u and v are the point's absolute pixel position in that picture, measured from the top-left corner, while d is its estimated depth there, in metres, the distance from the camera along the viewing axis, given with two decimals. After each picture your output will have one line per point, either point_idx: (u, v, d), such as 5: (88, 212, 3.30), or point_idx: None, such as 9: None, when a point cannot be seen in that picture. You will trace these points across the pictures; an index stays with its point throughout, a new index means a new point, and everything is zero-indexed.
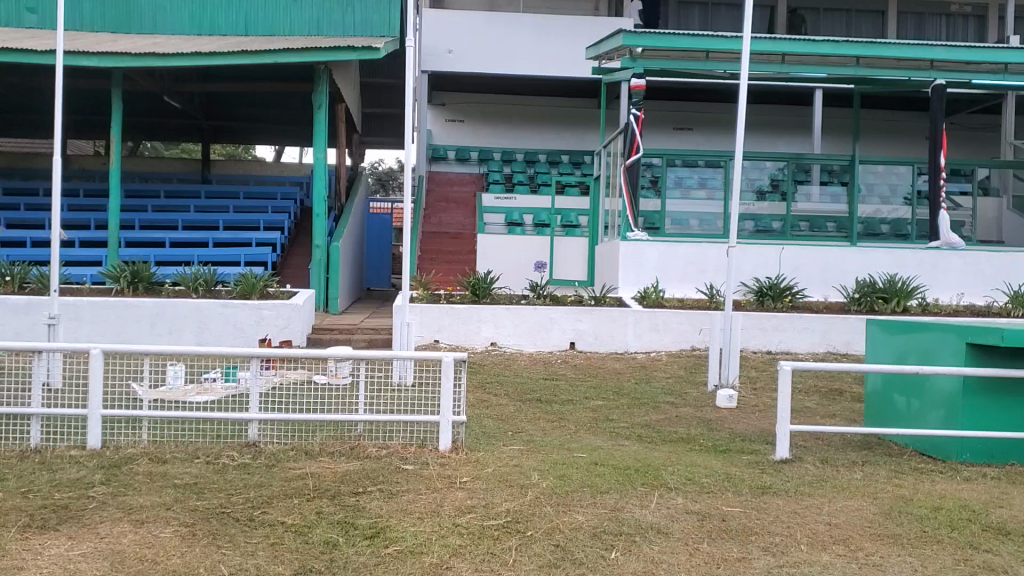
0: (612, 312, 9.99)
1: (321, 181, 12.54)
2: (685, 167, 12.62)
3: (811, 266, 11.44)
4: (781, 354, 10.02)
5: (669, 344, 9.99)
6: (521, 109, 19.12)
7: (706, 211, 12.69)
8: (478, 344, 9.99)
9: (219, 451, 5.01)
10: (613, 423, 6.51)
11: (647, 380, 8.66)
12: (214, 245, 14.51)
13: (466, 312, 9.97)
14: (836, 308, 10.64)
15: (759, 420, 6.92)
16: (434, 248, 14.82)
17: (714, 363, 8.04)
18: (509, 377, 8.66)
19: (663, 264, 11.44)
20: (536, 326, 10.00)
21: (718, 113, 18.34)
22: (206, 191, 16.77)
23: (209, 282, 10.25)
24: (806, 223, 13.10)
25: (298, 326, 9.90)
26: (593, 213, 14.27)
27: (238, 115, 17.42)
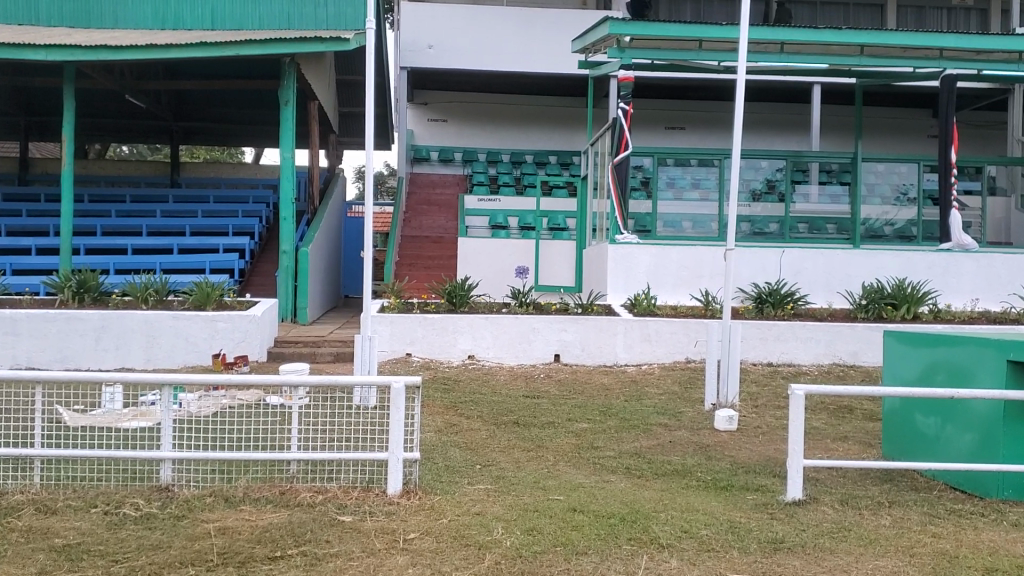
0: (600, 321, 9.18)
1: (290, 183, 11.75)
2: (676, 166, 11.86)
3: (813, 271, 10.63)
4: (783, 366, 9.23)
5: (661, 356, 9.18)
6: (508, 108, 18.29)
7: (699, 213, 11.88)
8: (454, 357, 9.17)
9: (122, 498, 4.18)
10: (598, 452, 5.70)
11: (638, 397, 7.85)
12: (179, 252, 13.68)
13: (442, 323, 9.15)
14: (842, 317, 9.86)
15: (764, 447, 6.11)
16: (413, 254, 14.04)
17: (713, 375, 7.19)
18: (486, 396, 7.82)
19: (655, 269, 10.63)
20: (517, 337, 9.19)
21: (712, 111, 17.58)
22: (174, 195, 15.95)
23: (160, 292, 9.40)
24: (805, 225, 12.33)
25: (255, 340, 9.10)
26: (580, 216, 13.45)
27: (209, 115, 16.59)
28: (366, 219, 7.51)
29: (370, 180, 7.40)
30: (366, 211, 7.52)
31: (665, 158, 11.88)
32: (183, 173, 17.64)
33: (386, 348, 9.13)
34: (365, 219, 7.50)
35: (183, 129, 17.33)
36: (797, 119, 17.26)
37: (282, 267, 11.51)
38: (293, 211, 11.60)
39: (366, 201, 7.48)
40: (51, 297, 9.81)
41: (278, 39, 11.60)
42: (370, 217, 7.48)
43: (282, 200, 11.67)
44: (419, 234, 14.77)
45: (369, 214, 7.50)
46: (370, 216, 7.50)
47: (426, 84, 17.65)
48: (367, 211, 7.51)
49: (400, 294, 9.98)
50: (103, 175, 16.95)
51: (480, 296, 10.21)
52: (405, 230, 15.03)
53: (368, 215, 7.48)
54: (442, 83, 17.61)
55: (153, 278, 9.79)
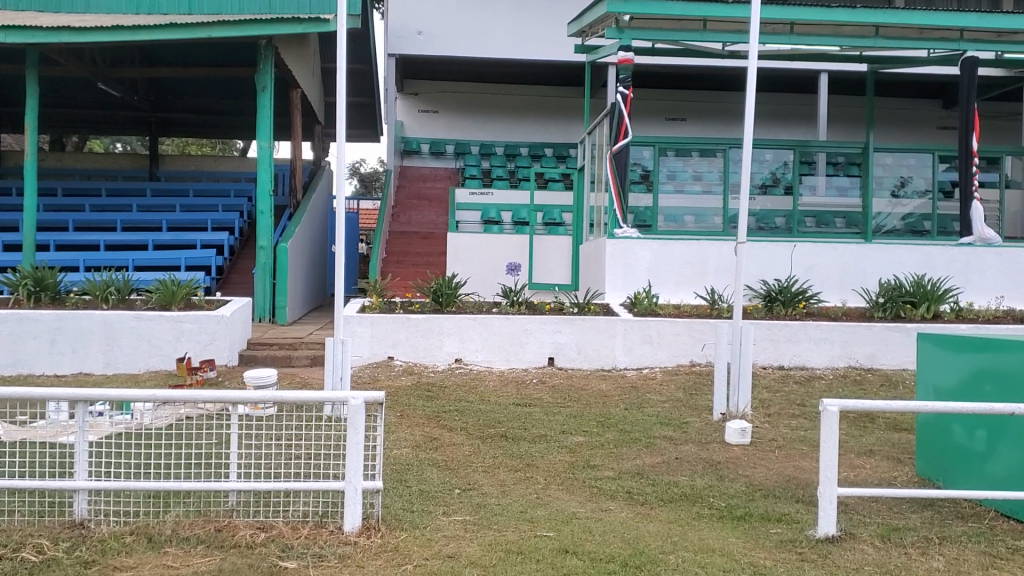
0: (597, 322, 8.48)
1: (267, 175, 11.06)
2: (677, 158, 11.18)
3: (826, 267, 9.92)
4: (797, 370, 8.56)
5: (664, 359, 8.49)
6: (501, 99, 17.58)
7: (702, 207, 11.21)
8: (440, 361, 8.47)
9: (25, 538, 3.48)
10: (594, 472, 5.02)
11: (639, 406, 7.16)
12: (154, 248, 12.97)
13: (426, 324, 8.45)
14: (857, 316, 9.20)
15: (783, 467, 5.42)
16: (401, 250, 13.38)
17: (723, 381, 6.49)
18: (473, 404, 7.12)
19: (656, 265, 9.94)
20: (509, 339, 8.50)
21: (714, 101, 16.88)
22: (152, 189, 15.24)
23: (122, 290, 8.68)
24: (813, 219, 11.68)
25: (223, 343, 8.40)
26: (576, 211, 12.75)
27: (189, 105, 15.87)
28: (337, 208, 6.67)
29: (340, 165, 6.61)
30: (336, 199, 6.68)
31: (666, 148, 11.19)
32: (163, 166, 16.92)
33: (367, 351, 8.44)
34: (336, 208, 6.68)
35: (162, 120, 16.61)
36: (803, 110, 16.57)
37: (259, 264, 10.83)
38: (271, 204, 10.92)
39: (338, 189, 6.66)
40: (6, 295, 9.09)
41: (252, 21, 10.85)
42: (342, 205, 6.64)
43: (259, 193, 10.98)
44: (407, 229, 14.14)
45: (339, 203, 6.66)
46: (341, 205, 6.67)
47: (416, 73, 16.94)
48: (338, 199, 6.66)
49: (382, 293, 9.29)
50: (78, 168, 16.22)
51: (468, 294, 9.51)
52: (393, 225, 14.35)
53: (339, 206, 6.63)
54: (433, 73, 16.91)
55: (115, 276, 9.07)
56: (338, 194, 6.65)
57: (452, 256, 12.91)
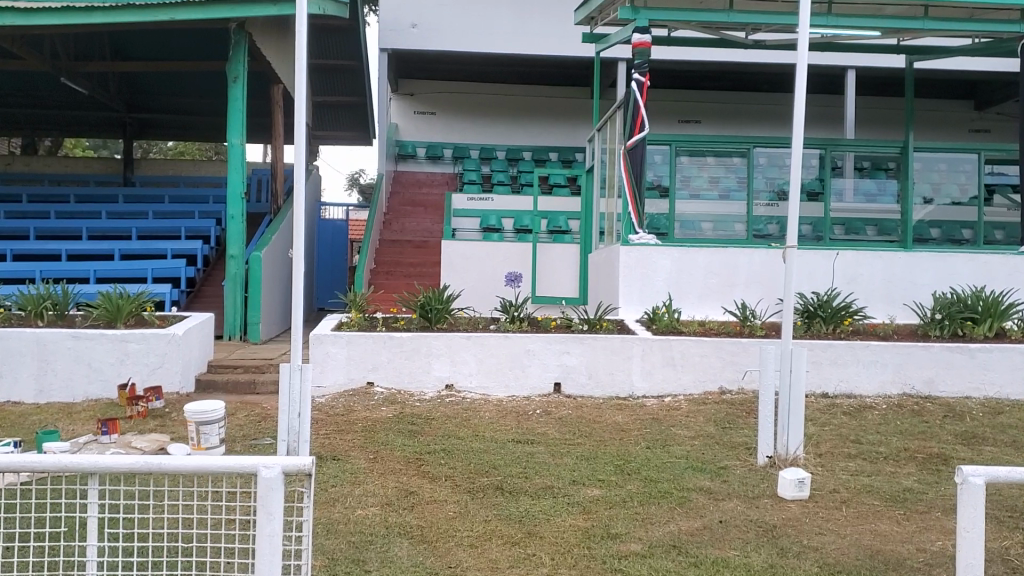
0: (611, 341, 7.29)
1: (239, 175, 9.95)
2: (695, 157, 10.01)
3: (870, 279, 8.70)
4: (844, 399, 7.35)
5: (688, 386, 7.30)
6: (501, 100, 16.43)
7: (722, 213, 10.00)
8: (428, 388, 7.26)
9: None
10: (616, 545, 3.83)
11: (664, 444, 5.97)
12: (119, 257, 11.81)
13: (411, 344, 7.24)
14: (909, 334, 7.99)
15: (856, 532, 4.22)
16: (392, 260, 12.23)
17: (770, 418, 5.29)
18: (464, 442, 5.91)
19: (677, 276, 8.73)
20: (508, 362, 7.30)
21: (731, 102, 15.76)
22: (125, 195, 14.11)
23: (60, 304, 7.49)
24: (842, 228, 10.41)
25: (175, 366, 7.21)
26: (584, 217, 11.56)
27: (165, 104, 14.73)
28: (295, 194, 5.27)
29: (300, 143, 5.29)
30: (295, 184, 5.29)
31: (683, 147, 10.03)
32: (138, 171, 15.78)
33: (343, 377, 7.25)
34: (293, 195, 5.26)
35: (139, 121, 15.47)
36: (827, 110, 15.44)
37: (229, 275, 9.70)
38: (242, 208, 9.81)
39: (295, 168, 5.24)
40: None
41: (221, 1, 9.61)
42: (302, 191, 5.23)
43: (230, 195, 9.83)
44: (399, 238, 12.99)
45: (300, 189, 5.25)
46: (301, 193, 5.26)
47: (411, 71, 15.79)
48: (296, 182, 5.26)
49: (365, 307, 8.10)
50: (47, 173, 15.08)
51: (463, 309, 8.32)
52: (383, 233, 13.21)
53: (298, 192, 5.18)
54: (429, 71, 15.77)
55: (55, 288, 7.87)
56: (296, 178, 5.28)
57: (446, 267, 11.70)
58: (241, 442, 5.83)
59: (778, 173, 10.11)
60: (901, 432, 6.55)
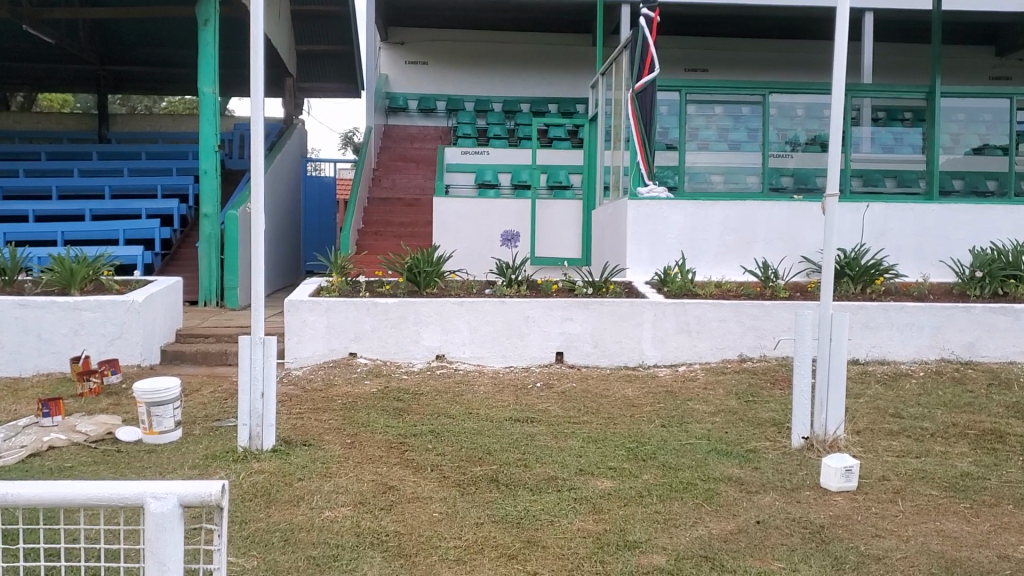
0: (619, 306, 6.59)
1: (212, 127, 9.15)
2: (706, 104, 9.19)
3: (901, 233, 7.95)
4: (877, 366, 6.66)
5: (705, 354, 6.62)
6: (497, 49, 15.53)
7: (732, 164, 9.21)
8: (416, 359, 6.57)
9: None
10: (636, 560, 3.13)
11: (681, 422, 5.28)
12: (90, 218, 11.05)
13: (397, 311, 6.52)
14: (946, 294, 7.28)
15: (920, 534, 3.52)
16: (382, 220, 11.52)
17: (806, 394, 4.59)
18: (456, 422, 5.22)
19: (691, 233, 7.98)
20: (505, 330, 6.59)
21: (741, 49, 14.93)
22: (99, 152, 13.30)
23: (6, 269, 6.73)
24: (860, 179, 9.57)
25: (134, 336, 6.50)
26: (586, 172, 10.78)
27: (140, 55, 13.85)
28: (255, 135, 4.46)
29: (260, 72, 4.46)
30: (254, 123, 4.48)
31: (692, 95, 9.20)
32: (115, 127, 14.94)
33: (321, 347, 6.52)
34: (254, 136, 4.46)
35: (113, 74, 14.58)
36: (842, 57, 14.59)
37: (203, 236, 9.02)
38: (215, 163, 9.04)
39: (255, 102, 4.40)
40: None
41: None
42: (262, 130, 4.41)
43: (203, 149, 9.06)
44: (389, 196, 12.22)
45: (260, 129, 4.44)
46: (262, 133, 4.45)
47: (401, 19, 14.88)
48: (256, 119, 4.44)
49: (347, 271, 7.35)
50: (17, 130, 14.25)
51: (455, 271, 7.58)
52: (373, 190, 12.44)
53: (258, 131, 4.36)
54: (421, 18, 14.85)
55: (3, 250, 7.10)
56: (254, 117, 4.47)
57: (438, 226, 10.96)
58: (202, 424, 5.13)
59: (790, 124, 9.30)
60: (944, 403, 5.84)
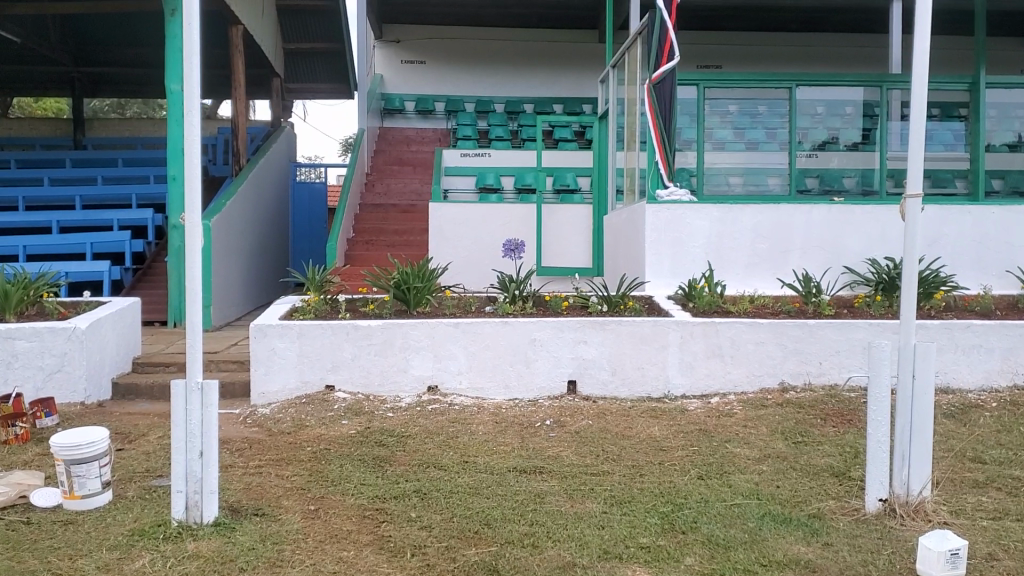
0: (640, 327, 5.68)
1: (181, 129, 8.28)
2: (726, 99, 8.25)
3: (956, 239, 7.04)
4: (942, 395, 5.72)
5: (740, 382, 5.70)
6: (498, 46, 14.62)
7: (754, 164, 8.26)
8: (405, 391, 5.65)
9: None
10: None
11: (722, 473, 4.36)
12: (57, 229, 10.16)
13: (381, 335, 5.61)
14: (1016, 309, 6.33)
15: None
16: (374, 228, 10.63)
17: (884, 445, 3.66)
18: (449, 475, 4.30)
19: (717, 241, 7.07)
20: (509, 356, 5.67)
21: (756, 44, 14.03)
22: (73, 159, 12.44)
23: None
24: (893, 181, 8.44)
25: (77, 369, 5.58)
26: (596, 173, 9.87)
27: (117, 56, 12.98)
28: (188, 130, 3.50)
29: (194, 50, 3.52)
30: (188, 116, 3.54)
31: (711, 89, 8.26)
32: (92, 133, 14.09)
33: (294, 380, 5.61)
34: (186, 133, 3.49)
35: (90, 77, 13.73)
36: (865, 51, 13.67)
37: (173, 250, 8.13)
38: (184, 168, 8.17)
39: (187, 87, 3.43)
40: None
41: None
42: (198, 121, 3.46)
43: (171, 152, 8.18)
44: (382, 202, 11.34)
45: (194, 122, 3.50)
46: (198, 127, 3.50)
47: (396, 15, 13.97)
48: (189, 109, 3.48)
49: (327, 287, 6.43)
50: None
51: (450, 288, 6.66)
52: (365, 197, 11.55)
53: (191, 124, 3.40)
54: (417, 14, 13.96)
55: None
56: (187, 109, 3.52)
57: (435, 235, 10.05)
58: (137, 483, 4.21)
59: (811, 123, 8.32)
60: None
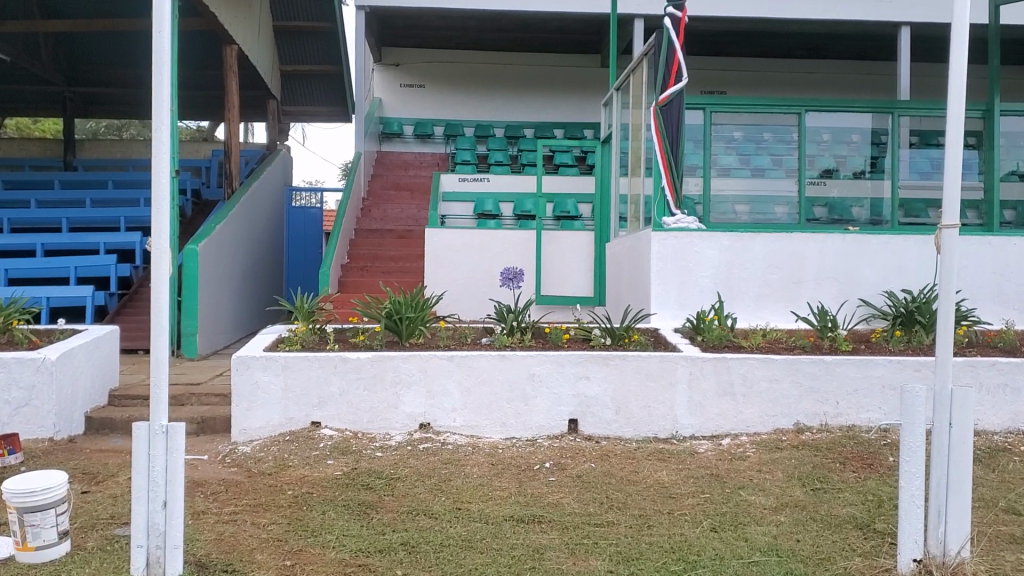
0: (647, 362, 5.34)
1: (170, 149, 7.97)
2: (732, 125, 7.93)
3: (978, 272, 6.72)
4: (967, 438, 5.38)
5: (753, 422, 5.37)
6: (498, 70, 14.39)
7: (760, 192, 7.96)
8: (395, 428, 5.31)
9: None
10: None
11: (737, 524, 4.01)
12: (42, 252, 9.85)
13: (371, 369, 5.27)
14: None
15: None
16: (369, 254, 10.32)
17: (918, 500, 3.31)
18: (440, 524, 3.95)
19: (726, 270, 6.76)
20: (508, 391, 5.34)
21: (761, 70, 13.80)
22: (62, 180, 12.15)
23: None
24: (905, 210, 8.15)
25: (46, 403, 5.25)
26: (598, 198, 9.58)
27: (110, 76, 12.73)
28: (158, 149, 3.25)
29: (168, 63, 3.28)
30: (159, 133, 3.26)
31: (717, 114, 7.96)
32: (84, 154, 13.82)
33: (277, 416, 5.27)
34: (157, 151, 3.24)
35: (83, 97, 13.48)
36: None
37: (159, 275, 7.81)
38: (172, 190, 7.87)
39: (159, 102, 3.21)
40: None
41: None
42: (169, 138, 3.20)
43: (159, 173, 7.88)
44: (378, 228, 11.04)
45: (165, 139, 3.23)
46: (168, 146, 3.23)
47: (395, 38, 13.76)
48: (160, 126, 3.24)
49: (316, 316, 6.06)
50: None
51: (445, 318, 6.32)
52: (360, 222, 11.26)
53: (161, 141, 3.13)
54: (416, 37, 13.75)
55: None
56: (157, 128, 3.27)
57: (432, 262, 9.74)
58: (100, 532, 3.86)
59: (817, 150, 7.98)
60: None
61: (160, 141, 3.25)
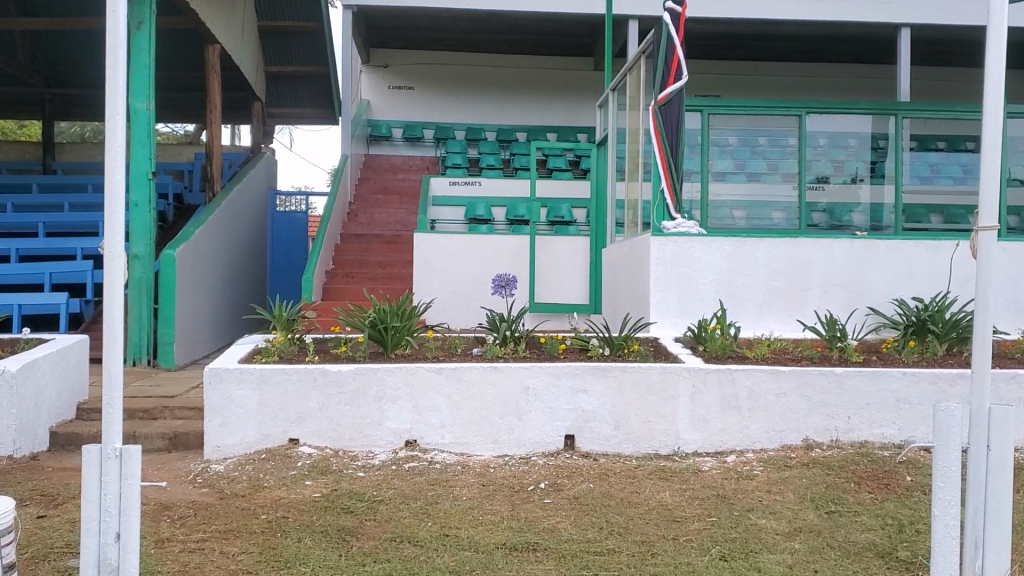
0: (647, 376, 5.03)
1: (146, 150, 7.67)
2: (730, 127, 7.64)
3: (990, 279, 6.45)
4: None
5: (760, 438, 5.06)
6: (489, 73, 14.09)
7: (758, 197, 7.66)
8: (379, 445, 4.98)
9: None
10: None
11: (748, 552, 3.69)
12: (17, 257, 9.50)
13: (353, 381, 4.94)
14: None
15: None
16: (356, 261, 9.99)
17: (953, 530, 3.00)
18: (426, 553, 3.62)
19: (729, 277, 6.46)
20: (501, 405, 5.02)
21: (756, 73, 13.54)
22: (40, 183, 11.79)
23: None
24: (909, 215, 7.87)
25: (5, 418, 4.90)
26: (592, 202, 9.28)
27: (89, 77, 12.37)
28: (113, 137, 2.83)
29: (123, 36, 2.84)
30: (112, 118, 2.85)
31: (715, 117, 7.66)
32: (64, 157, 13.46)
33: (253, 433, 4.93)
34: (111, 137, 2.82)
35: (62, 98, 13.12)
36: None
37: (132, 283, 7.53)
38: (148, 194, 7.59)
39: (112, 82, 2.79)
40: None
41: None
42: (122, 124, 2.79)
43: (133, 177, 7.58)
44: (366, 233, 10.71)
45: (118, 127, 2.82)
46: (123, 135, 2.81)
47: (384, 39, 13.45)
48: (114, 110, 2.81)
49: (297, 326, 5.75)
50: None
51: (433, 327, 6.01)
52: (347, 227, 10.94)
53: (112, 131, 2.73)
54: (405, 39, 13.45)
55: None
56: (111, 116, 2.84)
57: (421, 268, 9.42)
58: (52, 563, 3.52)
59: (815, 155, 7.70)
60: None
61: (114, 132, 2.83)
